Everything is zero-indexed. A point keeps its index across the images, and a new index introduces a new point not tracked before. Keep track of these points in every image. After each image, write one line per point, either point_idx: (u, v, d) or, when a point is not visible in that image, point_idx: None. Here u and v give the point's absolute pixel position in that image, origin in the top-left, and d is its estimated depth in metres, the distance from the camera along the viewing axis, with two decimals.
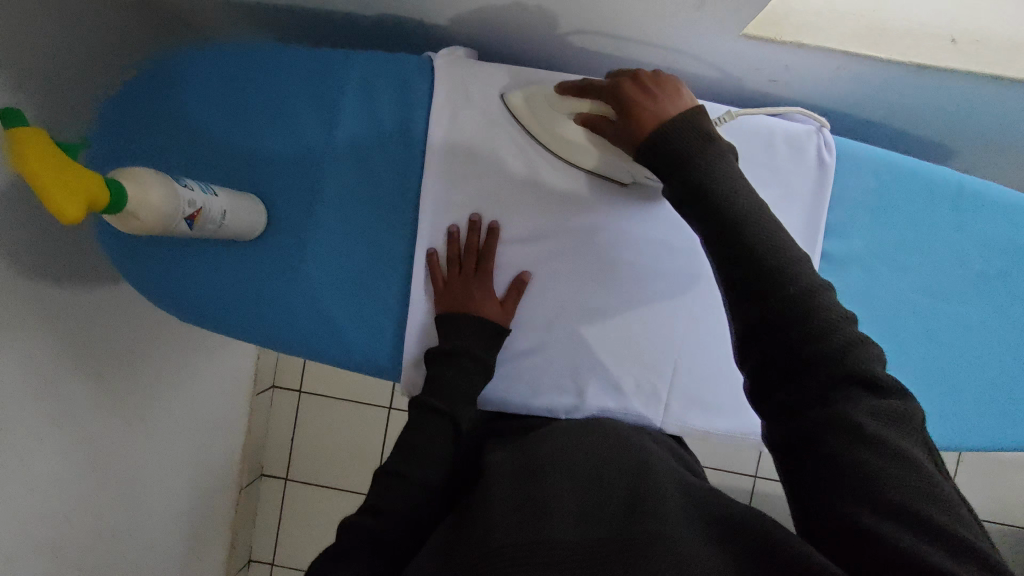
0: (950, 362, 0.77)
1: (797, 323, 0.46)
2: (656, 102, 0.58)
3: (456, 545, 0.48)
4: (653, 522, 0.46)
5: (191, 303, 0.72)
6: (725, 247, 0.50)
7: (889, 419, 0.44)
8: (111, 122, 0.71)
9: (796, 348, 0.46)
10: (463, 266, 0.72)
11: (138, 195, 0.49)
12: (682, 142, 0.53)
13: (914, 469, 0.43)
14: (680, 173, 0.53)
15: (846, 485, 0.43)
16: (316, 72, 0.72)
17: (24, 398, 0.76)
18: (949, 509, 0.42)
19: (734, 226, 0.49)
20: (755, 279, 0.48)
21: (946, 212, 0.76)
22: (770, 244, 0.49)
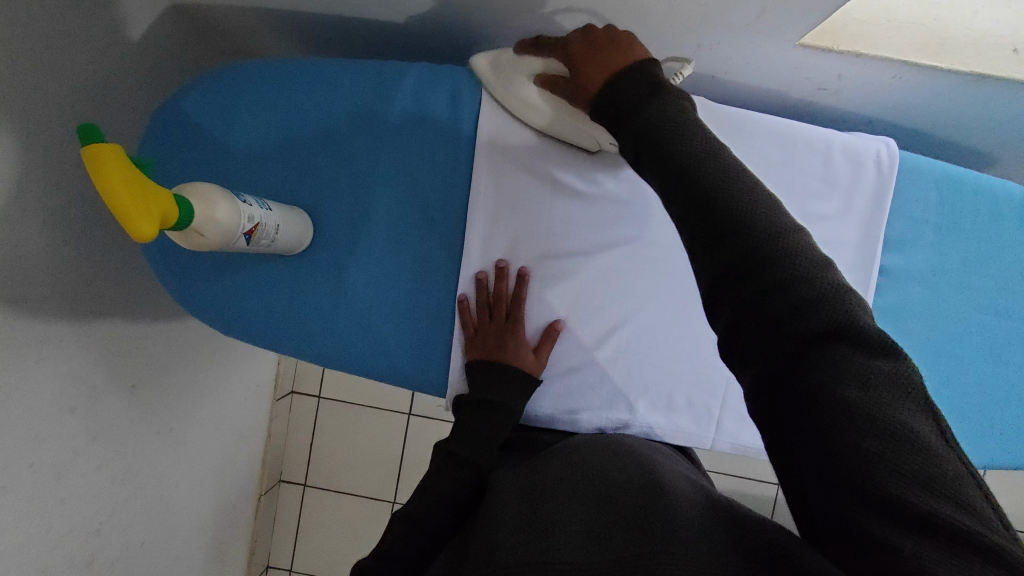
0: (1013, 379, 0.76)
1: (765, 274, 0.39)
2: (600, 55, 0.53)
3: (465, 562, 0.49)
4: (660, 543, 0.44)
5: (236, 319, 0.72)
6: (686, 196, 0.43)
7: (880, 387, 0.36)
8: (162, 133, 0.70)
9: (764, 308, 0.38)
10: (495, 314, 0.71)
11: (207, 213, 0.50)
12: (628, 90, 0.48)
13: (918, 449, 0.34)
14: (633, 123, 0.47)
15: (833, 472, 0.35)
16: (369, 78, 0.71)
17: (58, 408, 0.75)
18: (965, 503, 0.33)
19: (692, 170, 0.43)
20: (720, 229, 0.41)
21: (1013, 227, 0.75)
22: (725, 180, 0.43)
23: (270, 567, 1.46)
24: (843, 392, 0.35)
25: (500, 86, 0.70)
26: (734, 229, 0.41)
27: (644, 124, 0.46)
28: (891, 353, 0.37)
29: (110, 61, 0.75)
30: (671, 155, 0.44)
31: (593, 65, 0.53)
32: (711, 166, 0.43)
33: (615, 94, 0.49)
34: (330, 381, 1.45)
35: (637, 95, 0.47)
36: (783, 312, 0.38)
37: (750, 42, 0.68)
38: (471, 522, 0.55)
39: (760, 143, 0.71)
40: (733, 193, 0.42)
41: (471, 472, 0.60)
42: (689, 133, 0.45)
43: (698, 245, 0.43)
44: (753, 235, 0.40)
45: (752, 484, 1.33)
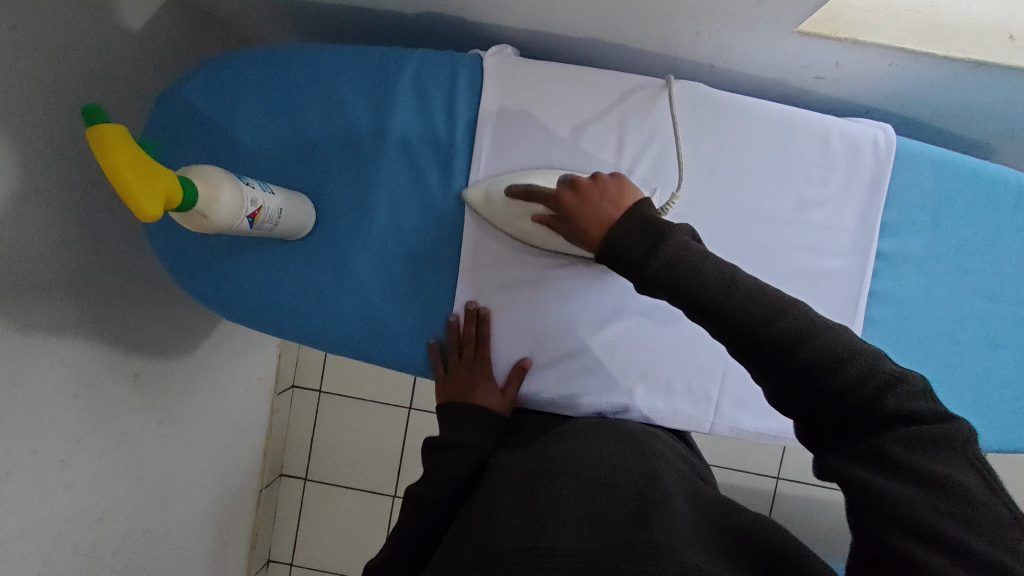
0: (1009, 364, 0.77)
1: (815, 372, 0.44)
2: (598, 204, 0.59)
3: (462, 545, 0.50)
4: (657, 532, 0.46)
5: (241, 307, 0.73)
6: (711, 317, 0.48)
7: (926, 445, 0.41)
8: (167, 122, 0.71)
9: (812, 392, 0.44)
10: (462, 356, 0.72)
11: (210, 196, 0.50)
12: (632, 244, 0.52)
13: (958, 497, 0.39)
14: (647, 273, 0.51)
15: (877, 510, 0.41)
16: (371, 66, 0.71)
17: (62, 395, 0.76)
18: (1002, 543, 0.38)
19: (718, 308, 0.48)
20: (764, 343, 0.46)
21: (1010, 213, 0.76)
22: (754, 310, 0.47)
23: (271, 560, 1.47)
24: (890, 450, 0.41)
25: (496, 215, 0.71)
26: (774, 341, 0.45)
27: (659, 271, 0.50)
28: (941, 419, 0.42)
29: (111, 49, 0.75)
30: (693, 295, 0.48)
31: (591, 216, 0.59)
32: (735, 303, 0.47)
33: (616, 247, 0.53)
34: (330, 375, 1.45)
35: (646, 246, 0.51)
36: (835, 394, 0.43)
37: (749, 31, 0.68)
38: (471, 505, 0.56)
39: (758, 132, 0.72)
40: (765, 319, 0.46)
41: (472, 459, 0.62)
42: (699, 265, 0.49)
43: (746, 355, 0.47)
44: (801, 345, 0.44)
45: (752, 474, 1.34)
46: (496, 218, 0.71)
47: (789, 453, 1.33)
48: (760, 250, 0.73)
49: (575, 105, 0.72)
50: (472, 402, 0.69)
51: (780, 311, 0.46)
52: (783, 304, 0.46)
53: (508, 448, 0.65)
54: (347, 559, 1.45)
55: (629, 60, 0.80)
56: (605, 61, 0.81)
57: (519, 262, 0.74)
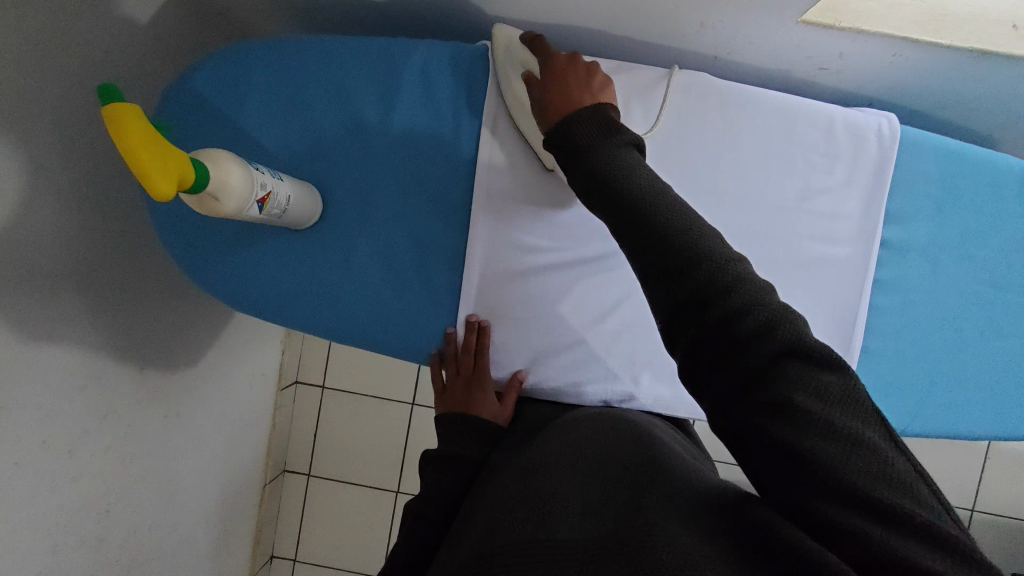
0: (1010, 351, 0.78)
1: (716, 309, 0.43)
2: (572, 79, 0.61)
3: (463, 543, 0.50)
4: (654, 517, 0.45)
5: (249, 297, 0.73)
6: (634, 236, 0.47)
7: (834, 399, 0.41)
8: (174, 111, 0.72)
9: (713, 331, 0.43)
10: (460, 370, 0.74)
11: (220, 178, 0.51)
12: (582, 128, 0.51)
13: (869, 451, 0.40)
14: (584, 162, 0.50)
15: (798, 469, 0.41)
16: (378, 55, 0.72)
17: (70, 387, 0.76)
18: (912, 492, 0.40)
19: (641, 213, 0.46)
20: (668, 267, 0.44)
21: (1012, 201, 0.77)
22: (669, 220, 0.45)
23: (275, 556, 1.47)
24: (803, 405, 0.41)
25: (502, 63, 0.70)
26: (679, 268, 0.44)
27: (593, 159, 0.49)
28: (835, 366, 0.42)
29: (118, 41, 0.76)
30: (625, 202, 0.47)
31: (559, 83, 0.61)
32: (655, 210, 0.46)
33: (568, 127, 0.52)
34: (333, 370, 1.45)
35: (592, 136, 0.51)
36: (741, 339, 0.42)
37: (754, 20, 0.68)
38: (474, 501, 0.56)
39: (762, 119, 0.73)
40: (672, 232, 0.45)
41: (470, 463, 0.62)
42: (635, 175, 0.48)
43: (650, 283, 0.46)
44: (698, 272, 0.44)
45: None
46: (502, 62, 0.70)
47: None
48: (761, 236, 0.74)
49: None
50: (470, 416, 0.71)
51: (683, 230, 0.45)
52: (700, 223, 0.46)
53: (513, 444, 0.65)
54: (351, 555, 1.45)
55: (632, 52, 0.80)
56: (608, 52, 0.81)
57: (524, 251, 0.74)
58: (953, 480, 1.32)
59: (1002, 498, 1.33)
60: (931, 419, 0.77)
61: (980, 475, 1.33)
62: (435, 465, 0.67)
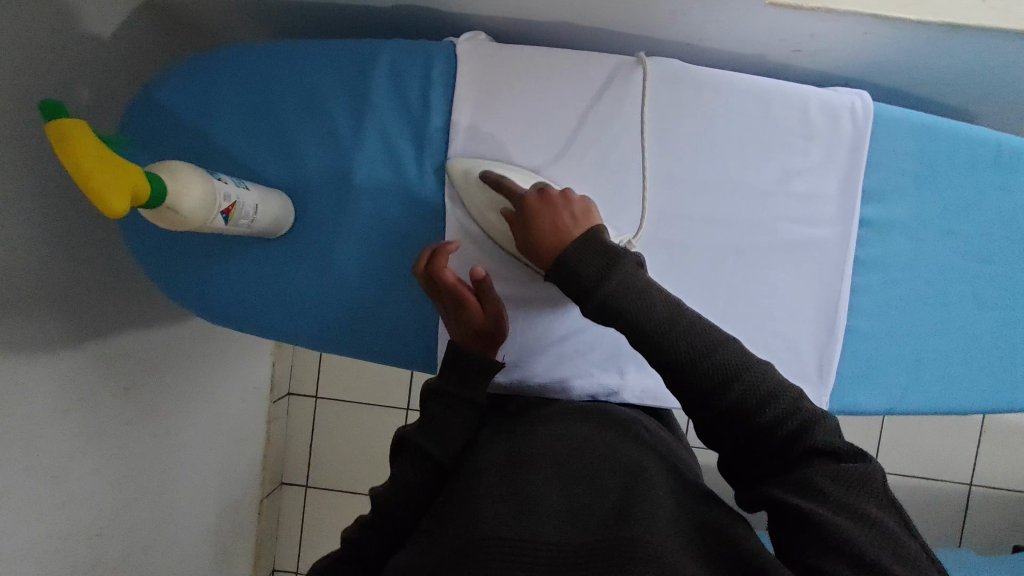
0: (996, 323, 0.78)
1: (748, 416, 0.48)
2: (557, 214, 0.64)
3: (441, 536, 0.47)
4: (638, 528, 0.44)
5: (230, 310, 0.73)
6: (658, 355, 0.51)
7: (851, 483, 0.45)
8: (140, 124, 0.70)
9: (744, 427, 0.48)
10: (447, 312, 0.67)
11: (180, 190, 0.49)
12: (585, 266, 0.54)
13: (879, 528, 0.44)
14: (592, 299, 0.53)
15: (812, 538, 0.44)
16: (343, 58, 0.71)
17: (52, 412, 0.74)
18: (914, 565, 0.43)
19: (658, 339, 0.51)
20: (699, 383, 0.49)
21: (990, 173, 0.76)
22: (690, 341, 0.50)
23: (277, 570, 1.46)
24: (818, 485, 0.45)
25: (468, 189, 0.70)
26: (712, 383, 0.49)
27: (607, 297, 0.52)
28: (857, 457, 0.47)
29: (81, 58, 0.74)
30: (642, 327, 0.51)
31: (545, 223, 0.64)
32: (674, 334, 0.51)
33: (572, 273, 0.55)
34: (325, 380, 1.44)
35: (596, 269, 0.54)
36: (768, 436, 0.48)
37: (722, 5, 0.67)
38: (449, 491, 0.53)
39: (737, 103, 0.72)
40: (697, 355, 0.50)
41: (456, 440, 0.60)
42: (651, 297, 0.52)
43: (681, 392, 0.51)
44: (729, 386, 0.48)
45: None
46: (463, 189, 0.71)
47: None
48: (747, 230, 0.74)
49: (552, 90, 0.72)
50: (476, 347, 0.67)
51: (705, 347, 0.50)
52: (718, 338, 0.50)
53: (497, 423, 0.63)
54: None
55: (604, 43, 0.79)
56: (581, 44, 0.80)
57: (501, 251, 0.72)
58: (952, 455, 1.33)
59: (1000, 470, 1.33)
60: (921, 396, 0.77)
61: (977, 449, 1.33)
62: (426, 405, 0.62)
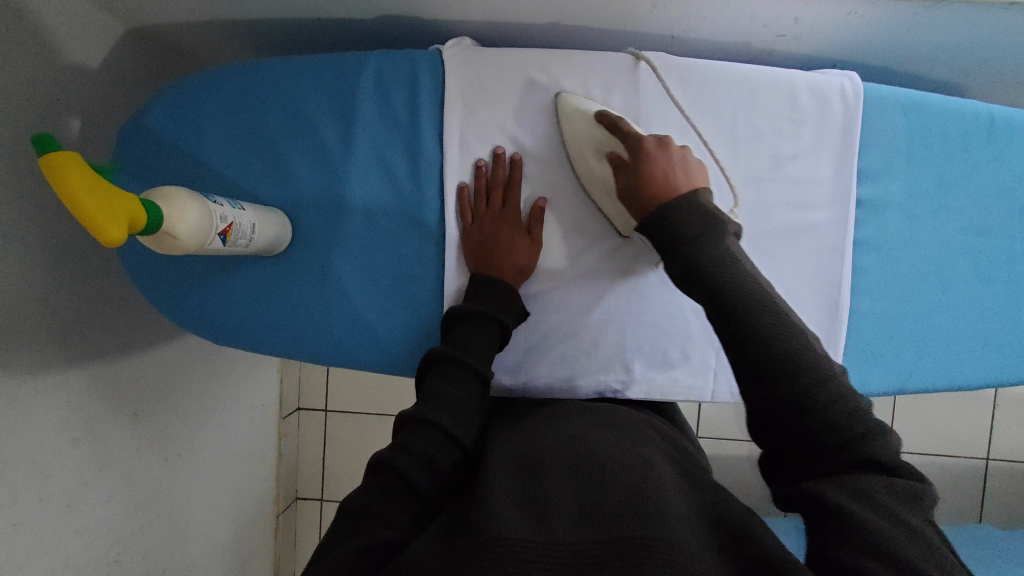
0: (998, 296, 0.78)
1: (808, 403, 0.43)
2: (669, 163, 0.63)
3: (454, 538, 0.45)
4: (655, 527, 0.43)
5: (231, 330, 0.73)
6: (731, 323, 0.47)
7: (901, 496, 0.42)
8: (131, 151, 0.71)
9: (806, 422, 0.43)
10: (495, 220, 0.70)
11: (175, 215, 0.49)
12: (682, 223, 0.53)
13: (926, 543, 0.40)
14: (681, 255, 0.52)
15: (854, 538, 0.40)
16: (329, 72, 0.71)
17: (61, 442, 0.75)
18: None
19: (737, 312, 0.47)
20: (763, 358, 0.45)
21: (982, 144, 0.76)
22: (773, 324, 0.46)
23: None
24: (868, 489, 0.41)
25: (569, 129, 0.71)
26: (778, 360, 0.44)
27: (694, 256, 0.51)
28: (910, 476, 0.43)
29: (70, 89, 0.75)
30: (726, 297, 0.47)
31: (654, 170, 0.62)
32: (759, 312, 0.47)
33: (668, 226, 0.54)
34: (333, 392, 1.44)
35: (694, 228, 0.52)
36: (824, 426, 0.43)
37: None
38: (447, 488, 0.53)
39: (725, 91, 0.72)
40: (776, 336, 0.45)
41: (468, 406, 0.56)
42: (738, 272, 0.49)
43: (738, 367, 0.47)
44: (793, 378, 0.44)
45: None
46: (565, 131, 0.71)
47: None
48: (745, 217, 0.73)
49: (539, 90, 0.72)
50: (506, 265, 0.69)
51: (786, 331, 0.46)
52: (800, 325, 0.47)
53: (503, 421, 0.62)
54: None
55: (588, 41, 0.79)
56: (564, 44, 0.80)
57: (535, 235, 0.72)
58: (964, 430, 1.32)
59: (1015, 442, 1.32)
60: (926, 374, 0.77)
61: (990, 422, 1.32)
62: (462, 324, 0.62)
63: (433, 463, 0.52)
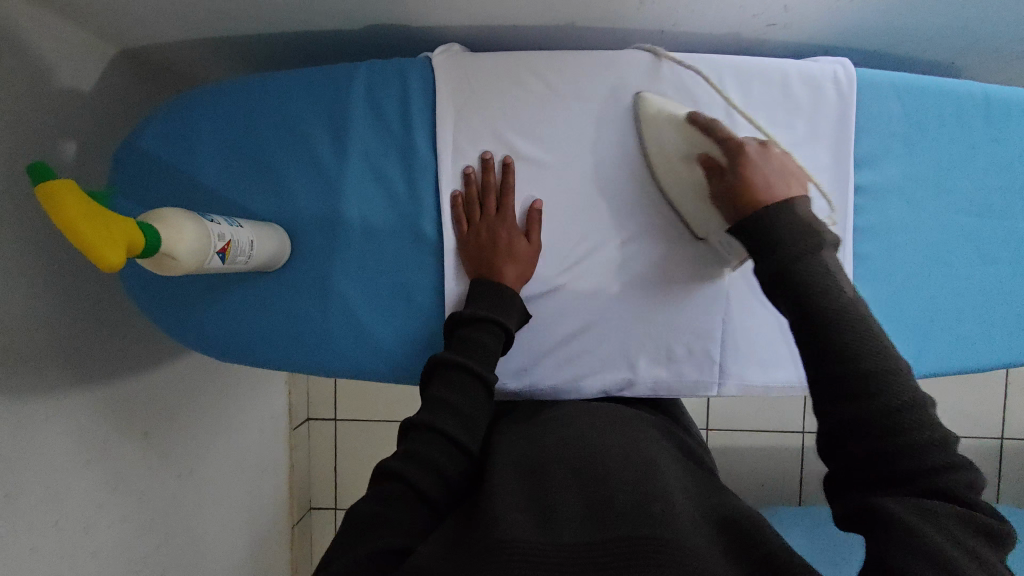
0: (1003, 277, 0.77)
1: (887, 417, 0.42)
2: (767, 168, 0.58)
3: (464, 542, 0.45)
4: (661, 526, 0.43)
5: (234, 346, 0.73)
6: (817, 333, 0.45)
7: (970, 526, 0.40)
8: (127, 174, 0.71)
9: (883, 437, 0.42)
10: (491, 226, 0.70)
11: (173, 237, 0.50)
12: (779, 225, 0.49)
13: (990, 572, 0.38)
14: (774, 258, 0.48)
15: (910, 548, 0.38)
16: (320, 84, 0.71)
17: (73, 465, 0.75)
18: None
19: (829, 325, 0.45)
20: (846, 367, 0.44)
21: (980, 124, 0.76)
22: (866, 344, 0.44)
23: None
24: (935, 509, 0.40)
25: (655, 131, 0.70)
26: (863, 373, 0.43)
27: (784, 265, 0.47)
28: (986, 516, 0.41)
29: (65, 115, 0.76)
30: (820, 307, 0.45)
31: (751, 174, 0.57)
32: (845, 327, 0.45)
33: (766, 228, 0.50)
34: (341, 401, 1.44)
35: (788, 232, 0.49)
36: (897, 440, 0.41)
37: None
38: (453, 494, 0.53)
39: (717, 84, 0.72)
40: (866, 352, 0.44)
41: (473, 411, 0.56)
42: (831, 285, 0.46)
43: (817, 377, 0.45)
44: (874, 398, 0.42)
45: (777, 434, 1.31)
46: (653, 134, 0.71)
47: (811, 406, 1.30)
48: None
49: (532, 93, 0.72)
50: (506, 270, 0.68)
51: (876, 351, 0.44)
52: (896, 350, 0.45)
53: (507, 423, 0.62)
54: None
55: (578, 41, 0.79)
56: (554, 44, 0.80)
57: (533, 237, 0.71)
58: (977, 411, 1.31)
59: None
60: (933, 358, 0.76)
61: (1005, 402, 1.31)
62: (466, 328, 0.62)
63: (440, 471, 0.52)
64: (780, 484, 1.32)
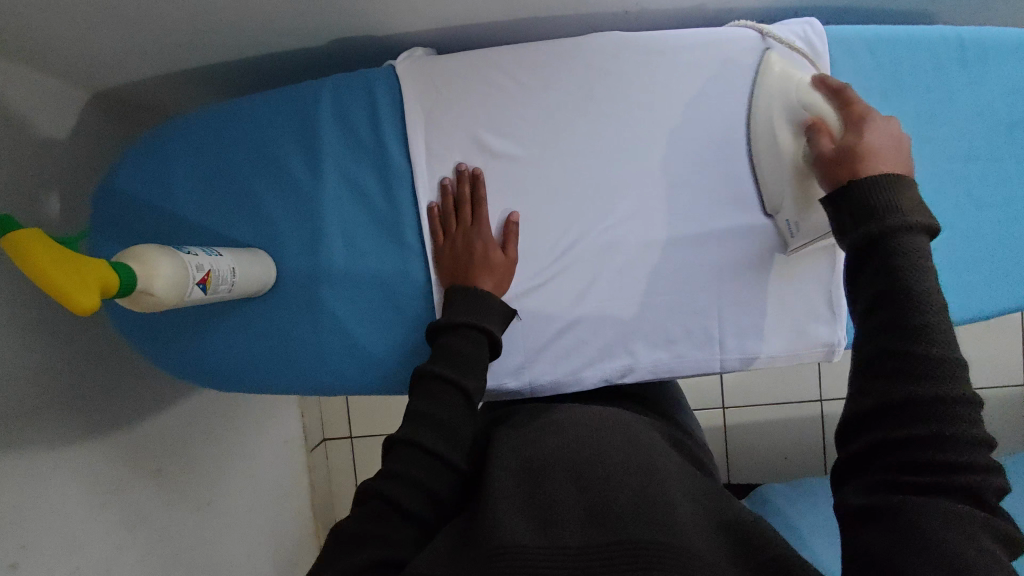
0: (996, 222, 0.76)
1: (924, 404, 0.41)
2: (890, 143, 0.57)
3: (464, 548, 0.44)
4: (660, 533, 0.43)
5: (229, 376, 0.73)
6: (887, 309, 0.44)
7: (978, 526, 0.38)
8: (105, 215, 0.71)
9: (916, 426, 0.41)
10: (467, 237, 0.69)
11: (148, 272, 0.49)
12: (886, 197, 0.49)
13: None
14: (868, 226, 0.48)
15: (910, 539, 0.38)
16: (288, 105, 0.71)
17: (86, 511, 0.75)
18: None
19: (911, 302, 0.44)
20: (899, 348, 0.43)
21: (956, 69, 0.74)
22: (941, 330, 0.43)
23: None
24: (947, 505, 0.38)
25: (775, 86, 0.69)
26: (917, 360, 0.42)
27: (876, 234, 0.47)
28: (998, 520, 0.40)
29: (42, 164, 0.76)
30: (902, 282, 0.44)
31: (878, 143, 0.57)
32: (926, 306, 0.43)
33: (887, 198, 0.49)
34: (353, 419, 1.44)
35: (891, 206, 0.48)
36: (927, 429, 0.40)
37: None
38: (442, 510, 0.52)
39: (685, 59, 0.71)
40: (931, 338, 0.42)
41: (457, 425, 0.55)
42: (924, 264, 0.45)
43: (871, 355, 0.44)
44: (927, 381, 0.41)
45: (793, 404, 1.30)
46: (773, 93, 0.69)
47: (825, 373, 1.29)
48: (724, 182, 0.73)
49: (501, 90, 0.71)
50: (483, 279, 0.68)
51: (946, 341, 0.42)
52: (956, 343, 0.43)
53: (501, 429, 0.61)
54: None
55: (544, 31, 0.78)
56: (520, 37, 0.79)
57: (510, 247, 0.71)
58: (993, 359, 1.29)
59: None
60: None
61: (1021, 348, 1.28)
62: (446, 336, 0.61)
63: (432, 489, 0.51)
64: (801, 454, 1.31)
